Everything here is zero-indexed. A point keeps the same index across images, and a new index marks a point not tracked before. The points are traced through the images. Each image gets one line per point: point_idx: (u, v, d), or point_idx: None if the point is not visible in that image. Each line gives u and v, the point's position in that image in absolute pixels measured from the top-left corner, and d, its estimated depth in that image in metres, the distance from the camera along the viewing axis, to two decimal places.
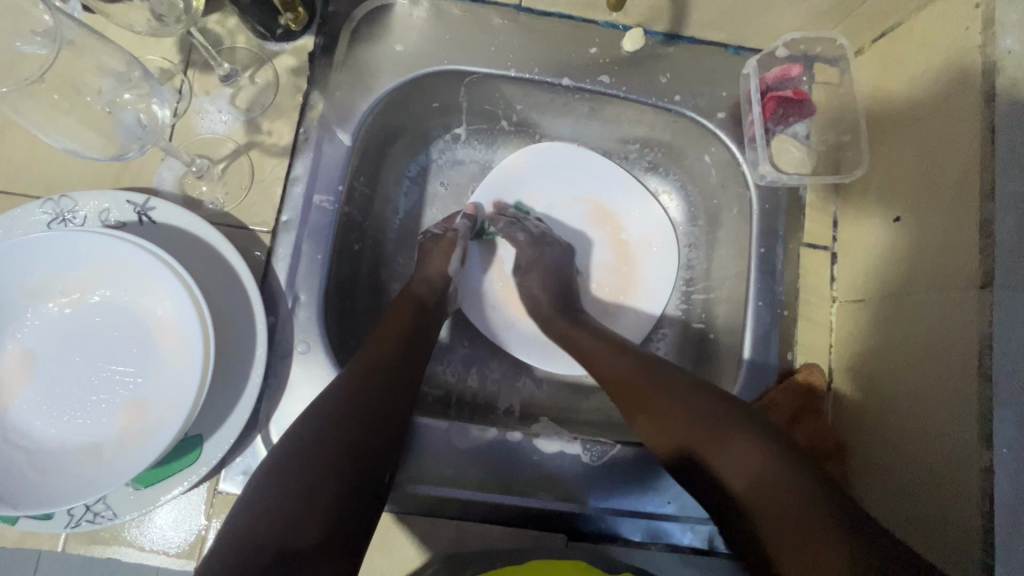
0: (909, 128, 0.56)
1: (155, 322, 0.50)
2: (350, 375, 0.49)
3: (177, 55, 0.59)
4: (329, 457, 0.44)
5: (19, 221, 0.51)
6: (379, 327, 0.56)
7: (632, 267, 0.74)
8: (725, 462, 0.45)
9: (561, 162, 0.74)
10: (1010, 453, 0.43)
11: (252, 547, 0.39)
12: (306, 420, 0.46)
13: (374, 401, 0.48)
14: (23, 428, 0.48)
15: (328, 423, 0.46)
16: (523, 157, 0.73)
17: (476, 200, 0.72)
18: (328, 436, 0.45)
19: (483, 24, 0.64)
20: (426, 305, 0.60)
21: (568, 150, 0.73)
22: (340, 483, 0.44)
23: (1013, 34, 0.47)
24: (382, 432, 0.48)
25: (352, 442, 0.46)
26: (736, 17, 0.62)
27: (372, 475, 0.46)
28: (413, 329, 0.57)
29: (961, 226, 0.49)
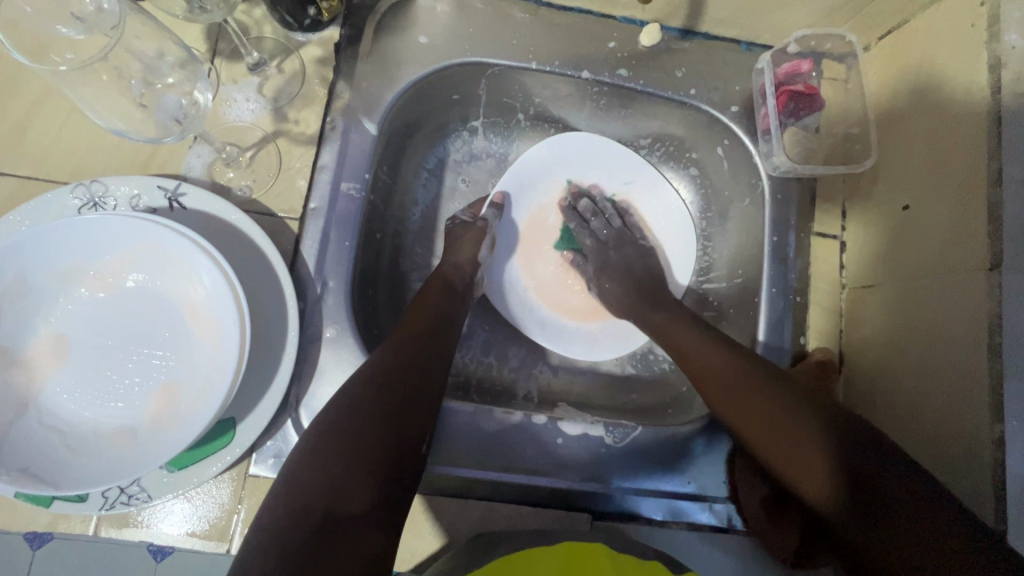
0: (915, 120, 0.59)
1: (189, 306, 0.51)
2: (387, 356, 0.52)
3: (204, 44, 0.59)
4: (369, 430, 0.47)
5: (50, 206, 0.51)
6: (410, 313, 0.59)
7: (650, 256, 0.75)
8: (780, 445, 0.49)
9: (585, 151, 0.74)
10: (1020, 424, 0.46)
11: (301, 511, 0.42)
12: (344, 395, 0.49)
13: (408, 381, 0.51)
14: (57, 410, 0.48)
15: (366, 399, 0.48)
16: (549, 145, 0.73)
17: (503, 186, 0.73)
18: (367, 410, 0.48)
19: (505, 18, 0.65)
20: (453, 291, 0.63)
21: (592, 139, 0.74)
22: (381, 455, 0.46)
23: (1016, 31, 0.50)
24: (417, 409, 0.51)
25: (389, 418, 0.48)
26: (750, 14, 0.64)
27: (408, 449, 0.48)
28: (441, 314, 0.60)
29: (969, 212, 0.51)
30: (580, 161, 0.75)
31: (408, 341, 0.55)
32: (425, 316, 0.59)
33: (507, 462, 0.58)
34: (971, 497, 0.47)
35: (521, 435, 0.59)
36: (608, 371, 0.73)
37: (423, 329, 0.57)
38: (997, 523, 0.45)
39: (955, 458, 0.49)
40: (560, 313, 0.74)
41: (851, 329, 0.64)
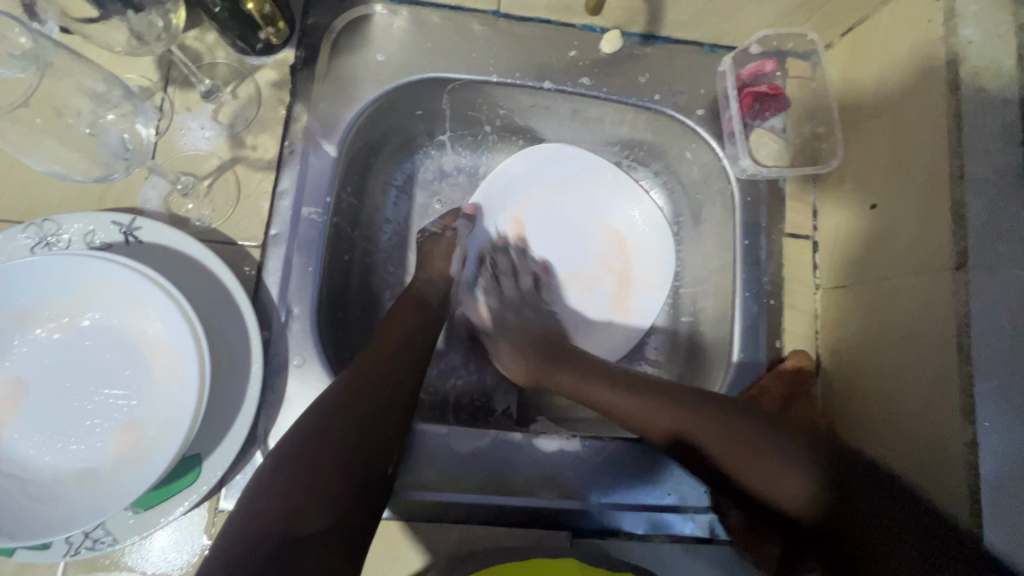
0: (879, 118, 0.59)
1: (147, 343, 0.50)
2: (355, 378, 0.51)
3: (156, 73, 0.58)
4: (331, 460, 0.45)
5: (1, 247, 0.50)
6: (383, 332, 0.57)
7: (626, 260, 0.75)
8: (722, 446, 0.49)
9: (558, 164, 0.74)
10: (991, 426, 0.45)
11: (257, 538, 0.41)
12: (308, 420, 0.48)
13: (376, 405, 0.50)
14: (15, 457, 0.47)
15: (331, 426, 0.47)
16: (520, 160, 0.73)
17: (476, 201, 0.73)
18: (331, 438, 0.46)
19: (464, 32, 0.64)
20: (427, 309, 0.62)
21: (564, 152, 0.73)
22: (342, 485, 0.45)
23: (971, 26, 0.50)
24: (382, 435, 0.49)
25: (354, 446, 0.47)
26: (711, 17, 0.63)
27: (370, 479, 0.47)
28: (414, 334, 0.58)
29: (934, 209, 0.51)
30: (552, 168, 0.74)
31: (378, 363, 0.53)
32: (399, 336, 0.57)
33: (482, 481, 0.57)
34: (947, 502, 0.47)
35: (496, 450, 0.59)
36: None
37: (396, 352, 0.55)
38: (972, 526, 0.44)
39: (930, 461, 0.49)
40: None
41: (826, 330, 0.63)
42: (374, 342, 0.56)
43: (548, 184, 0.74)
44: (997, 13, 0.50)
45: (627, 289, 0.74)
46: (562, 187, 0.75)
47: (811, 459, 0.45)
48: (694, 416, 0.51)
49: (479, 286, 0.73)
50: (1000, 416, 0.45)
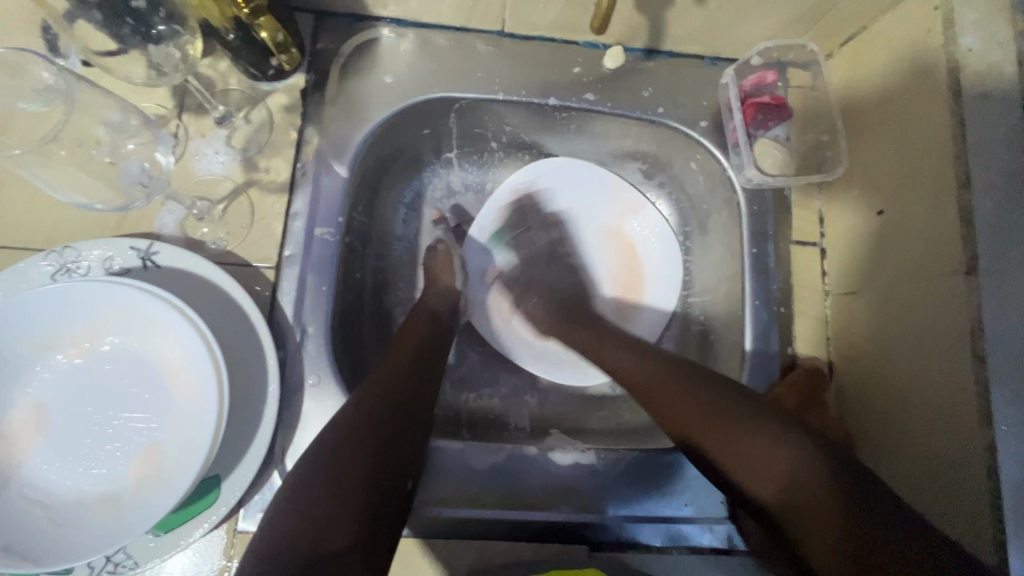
0: (882, 125, 0.59)
1: (166, 366, 0.51)
2: (370, 396, 0.52)
3: (171, 101, 0.59)
4: (352, 479, 0.46)
5: (23, 275, 0.51)
6: (396, 350, 0.58)
7: (635, 268, 0.75)
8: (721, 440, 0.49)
9: (564, 173, 0.74)
10: (1011, 431, 0.45)
11: (283, 559, 0.41)
12: (327, 439, 0.48)
13: (392, 423, 0.50)
14: (38, 482, 0.48)
15: (350, 444, 0.47)
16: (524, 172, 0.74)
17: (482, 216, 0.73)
18: (351, 456, 0.47)
19: (469, 52, 0.66)
20: (438, 324, 0.62)
21: (569, 162, 0.74)
22: (363, 504, 0.45)
23: (971, 33, 0.51)
24: (400, 453, 0.50)
25: (373, 464, 0.47)
26: (711, 31, 0.64)
27: (390, 497, 0.47)
28: (428, 351, 0.59)
29: (942, 214, 0.51)
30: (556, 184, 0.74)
31: (392, 380, 0.54)
32: (412, 353, 0.58)
33: (500, 496, 0.57)
34: (971, 508, 0.46)
35: (511, 465, 0.59)
36: (598, 393, 0.72)
37: (410, 369, 0.56)
38: (997, 531, 0.44)
39: (951, 466, 0.48)
40: (542, 335, 0.74)
41: (838, 337, 0.63)
42: (388, 360, 0.56)
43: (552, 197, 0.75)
44: (996, 20, 0.51)
45: (636, 299, 0.74)
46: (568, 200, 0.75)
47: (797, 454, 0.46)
48: (690, 410, 0.52)
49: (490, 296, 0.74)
50: (1018, 420, 0.45)
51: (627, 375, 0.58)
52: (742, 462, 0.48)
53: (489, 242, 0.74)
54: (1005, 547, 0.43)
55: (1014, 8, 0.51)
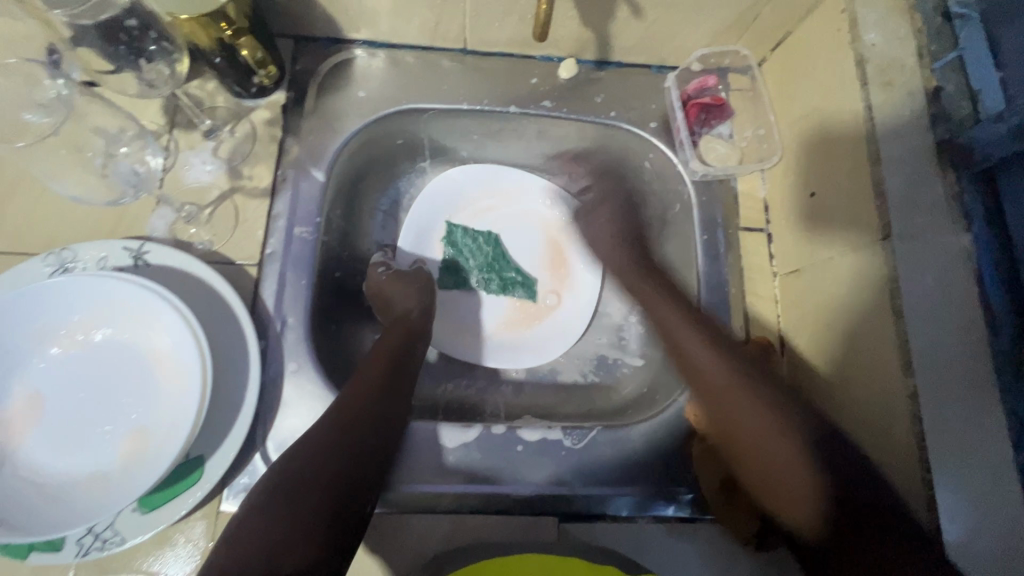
0: (808, 117, 0.65)
1: (154, 353, 0.55)
2: (344, 403, 0.55)
3: (162, 118, 0.64)
4: (318, 482, 0.49)
5: (23, 275, 0.56)
6: (373, 358, 0.62)
7: (571, 268, 0.80)
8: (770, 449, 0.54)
9: (480, 179, 0.80)
10: (929, 378, 0.49)
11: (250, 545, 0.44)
12: (303, 440, 0.52)
13: (362, 429, 0.54)
14: (31, 463, 0.51)
15: (318, 447, 0.51)
16: (446, 182, 0.79)
17: (412, 229, 0.77)
18: (319, 458, 0.50)
19: (435, 68, 0.72)
20: (411, 326, 0.66)
21: (481, 170, 0.80)
22: (324, 506, 0.48)
23: (873, 31, 0.58)
24: (367, 455, 0.53)
25: (341, 466, 0.51)
26: (653, 42, 0.71)
27: (353, 499, 0.50)
28: (403, 359, 0.62)
29: (861, 190, 0.56)
30: (479, 190, 0.80)
31: (367, 389, 0.57)
32: (385, 360, 0.61)
33: (472, 471, 0.61)
34: (902, 467, 0.50)
35: (481, 444, 0.62)
36: (569, 381, 0.75)
37: (384, 377, 0.59)
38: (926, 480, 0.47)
39: (883, 428, 0.52)
40: (499, 332, 0.77)
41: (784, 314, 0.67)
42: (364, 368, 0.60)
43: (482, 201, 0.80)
44: (894, 19, 0.58)
45: (577, 286, 0.79)
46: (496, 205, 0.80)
47: (814, 476, 0.51)
48: (736, 407, 0.57)
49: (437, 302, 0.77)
50: (933, 367, 0.49)
51: (697, 358, 0.63)
52: (780, 478, 0.53)
53: (422, 246, 0.77)
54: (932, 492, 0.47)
55: (910, 9, 0.59)
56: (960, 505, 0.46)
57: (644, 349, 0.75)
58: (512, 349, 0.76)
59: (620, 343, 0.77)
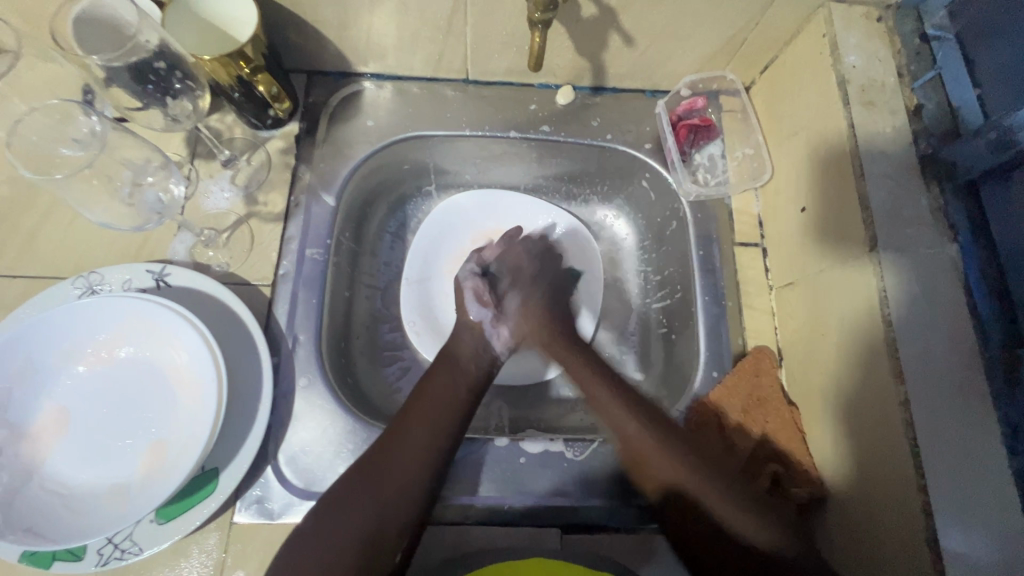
0: (796, 135, 0.68)
1: (174, 370, 0.58)
2: (385, 450, 0.56)
3: (184, 149, 0.70)
4: (349, 535, 0.51)
5: (55, 297, 0.60)
6: (416, 401, 0.61)
7: None
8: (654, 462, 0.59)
9: (473, 206, 0.82)
10: (920, 385, 0.50)
11: (298, 547, 0.51)
12: (335, 492, 0.54)
13: (397, 478, 0.54)
14: (56, 475, 0.54)
15: (354, 501, 0.53)
16: (442, 211, 0.81)
17: (410, 259, 0.79)
18: (351, 514, 0.52)
19: (439, 97, 0.76)
20: (460, 368, 0.65)
21: (473, 194, 0.82)
22: (360, 536, 0.51)
23: (854, 53, 0.61)
24: (404, 504, 0.53)
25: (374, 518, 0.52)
26: (646, 69, 0.75)
27: (388, 549, 0.51)
28: (443, 401, 0.60)
29: (847, 205, 0.59)
30: (477, 214, 0.83)
31: (405, 437, 0.57)
32: (428, 405, 0.60)
33: (477, 483, 0.62)
34: (898, 480, 0.50)
35: (485, 458, 0.63)
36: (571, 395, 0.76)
37: (426, 422, 0.58)
38: (924, 502, 0.47)
39: (878, 434, 0.53)
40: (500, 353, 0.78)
41: (799, 329, 0.66)
42: (406, 411, 0.60)
43: (480, 225, 0.82)
44: (873, 42, 0.61)
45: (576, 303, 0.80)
46: (496, 228, 0.83)
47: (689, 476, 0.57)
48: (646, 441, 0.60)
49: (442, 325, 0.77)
50: (925, 375, 0.50)
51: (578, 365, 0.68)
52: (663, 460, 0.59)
53: (425, 275, 0.79)
54: (932, 515, 0.46)
55: (889, 33, 0.62)
56: (961, 515, 0.46)
57: (645, 364, 0.77)
58: (512, 368, 0.76)
59: (622, 356, 0.78)
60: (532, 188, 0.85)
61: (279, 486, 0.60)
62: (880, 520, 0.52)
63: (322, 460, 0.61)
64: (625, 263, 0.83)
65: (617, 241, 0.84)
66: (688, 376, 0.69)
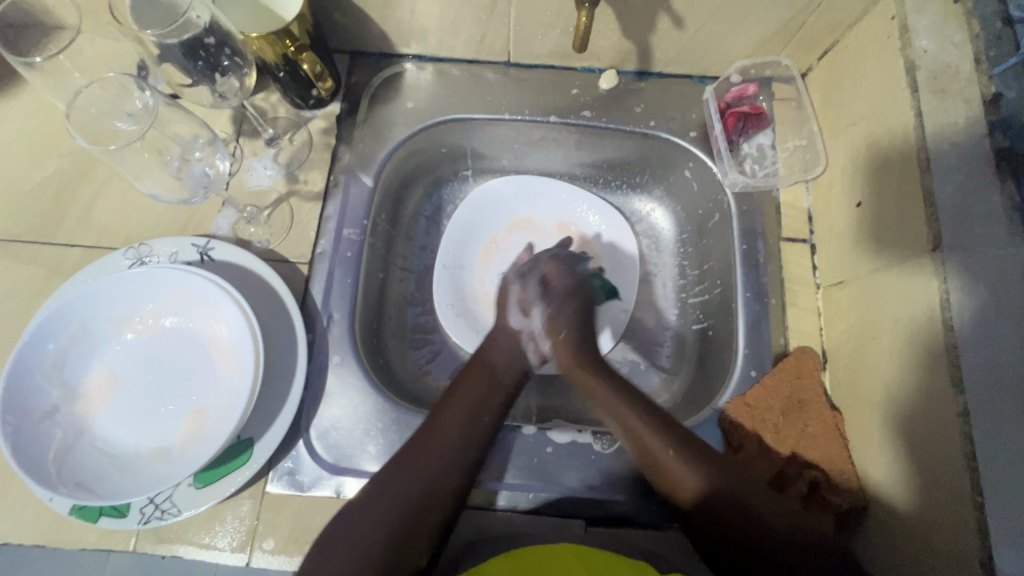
0: (856, 126, 0.64)
1: (215, 340, 0.60)
2: (421, 443, 0.54)
3: (230, 128, 0.72)
4: (381, 527, 0.48)
5: (108, 266, 0.63)
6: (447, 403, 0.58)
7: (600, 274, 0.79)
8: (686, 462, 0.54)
9: (508, 194, 0.81)
10: (986, 397, 0.46)
11: (352, 513, 0.50)
12: (376, 482, 0.52)
13: (425, 476, 0.52)
14: (105, 435, 0.56)
15: (382, 498, 0.50)
16: (478, 198, 0.80)
17: (444, 248, 0.78)
18: (390, 495, 0.50)
19: (479, 80, 0.76)
20: (494, 378, 0.61)
21: (509, 182, 0.81)
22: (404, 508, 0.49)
23: (926, 37, 0.57)
24: (431, 507, 0.50)
25: (403, 519, 0.49)
26: (695, 53, 0.72)
27: (420, 532, 0.49)
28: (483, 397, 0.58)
29: (910, 200, 0.55)
30: (512, 201, 0.81)
31: (434, 439, 0.54)
32: (460, 410, 0.57)
33: (502, 469, 0.62)
34: (954, 494, 0.47)
35: (512, 445, 0.63)
36: None
37: (457, 429, 0.55)
38: (980, 521, 0.44)
39: (932, 444, 0.50)
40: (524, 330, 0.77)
41: (867, 337, 0.59)
42: (436, 413, 0.57)
43: (514, 214, 0.81)
44: (948, 25, 0.57)
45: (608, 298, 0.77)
46: (528, 221, 0.82)
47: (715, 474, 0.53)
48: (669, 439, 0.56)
49: (470, 315, 0.77)
50: (991, 387, 0.46)
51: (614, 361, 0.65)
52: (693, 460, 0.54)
53: (458, 263, 0.79)
54: (988, 536, 0.44)
55: (968, 15, 0.57)
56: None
57: (680, 362, 0.74)
58: None
59: (654, 351, 0.76)
60: (569, 176, 0.84)
61: (310, 460, 0.61)
62: (933, 539, 0.48)
63: (352, 438, 0.62)
64: (662, 255, 0.80)
65: (656, 232, 0.81)
66: (725, 373, 0.67)
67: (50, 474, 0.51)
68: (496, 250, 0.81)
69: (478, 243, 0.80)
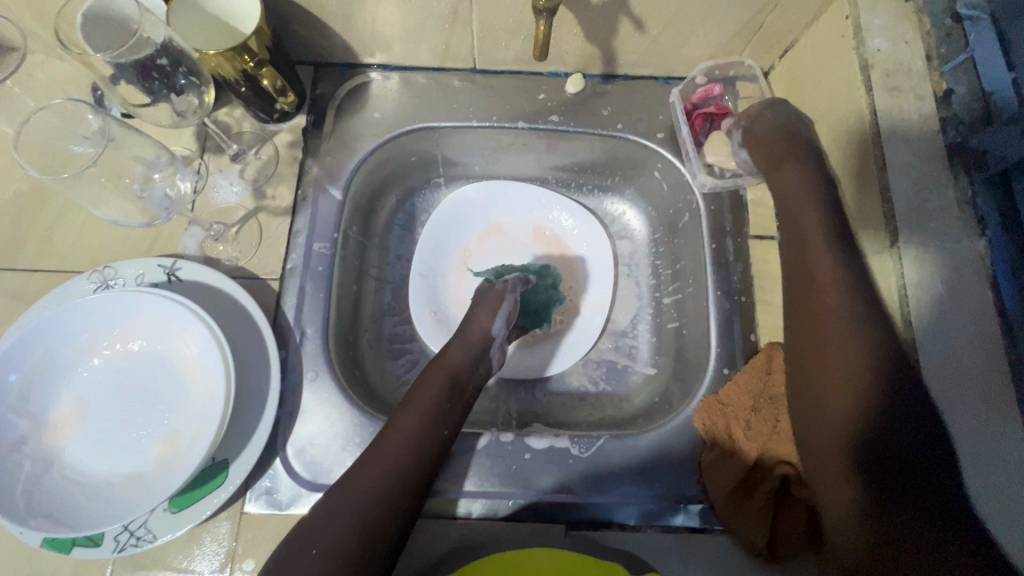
0: (818, 124, 0.65)
1: (186, 362, 0.59)
2: (376, 449, 0.56)
3: (194, 144, 0.71)
4: (340, 534, 0.51)
5: (72, 290, 0.61)
6: (401, 412, 0.59)
7: (575, 276, 0.80)
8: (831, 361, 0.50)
9: (480, 201, 0.81)
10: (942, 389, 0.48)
11: (313, 522, 0.52)
12: (333, 490, 0.54)
13: (378, 483, 0.54)
14: (75, 464, 0.56)
15: (338, 505, 0.52)
16: (450, 206, 0.80)
17: (418, 259, 0.78)
18: (346, 506, 0.52)
19: (446, 87, 0.75)
20: (454, 383, 0.62)
21: (479, 188, 0.81)
22: (362, 519, 0.52)
23: (879, 36, 0.58)
24: (384, 517, 0.52)
25: (359, 527, 0.51)
26: (658, 55, 0.72)
27: (376, 538, 0.52)
28: (438, 404, 0.59)
29: (867, 197, 0.56)
30: (485, 207, 0.82)
31: (384, 457, 0.55)
32: (417, 416, 0.58)
33: (485, 479, 0.62)
34: None
35: (490, 453, 0.63)
36: (580, 389, 0.75)
37: (410, 438, 0.57)
38: None
39: None
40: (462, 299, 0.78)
41: None
42: (390, 426, 0.58)
43: (486, 222, 0.81)
44: (899, 23, 0.58)
45: (588, 295, 0.79)
46: (502, 228, 0.82)
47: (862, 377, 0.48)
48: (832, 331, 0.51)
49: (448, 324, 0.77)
50: None
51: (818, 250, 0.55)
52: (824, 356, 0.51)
53: (432, 272, 0.78)
54: None
55: (919, 13, 0.58)
56: None
57: (656, 361, 0.75)
58: (516, 362, 0.75)
59: (631, 351, 0.77)
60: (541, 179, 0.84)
61: (288, 478, 0.61)
62: None
63: (329, 453, 0.62)
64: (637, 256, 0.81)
65: (630, 234, 0.82)
66: (701, 369, 0.68)
67: (19, 507, 0.50)
68: (470, 258, 0.81)
69: (451, 252, 0.80)
